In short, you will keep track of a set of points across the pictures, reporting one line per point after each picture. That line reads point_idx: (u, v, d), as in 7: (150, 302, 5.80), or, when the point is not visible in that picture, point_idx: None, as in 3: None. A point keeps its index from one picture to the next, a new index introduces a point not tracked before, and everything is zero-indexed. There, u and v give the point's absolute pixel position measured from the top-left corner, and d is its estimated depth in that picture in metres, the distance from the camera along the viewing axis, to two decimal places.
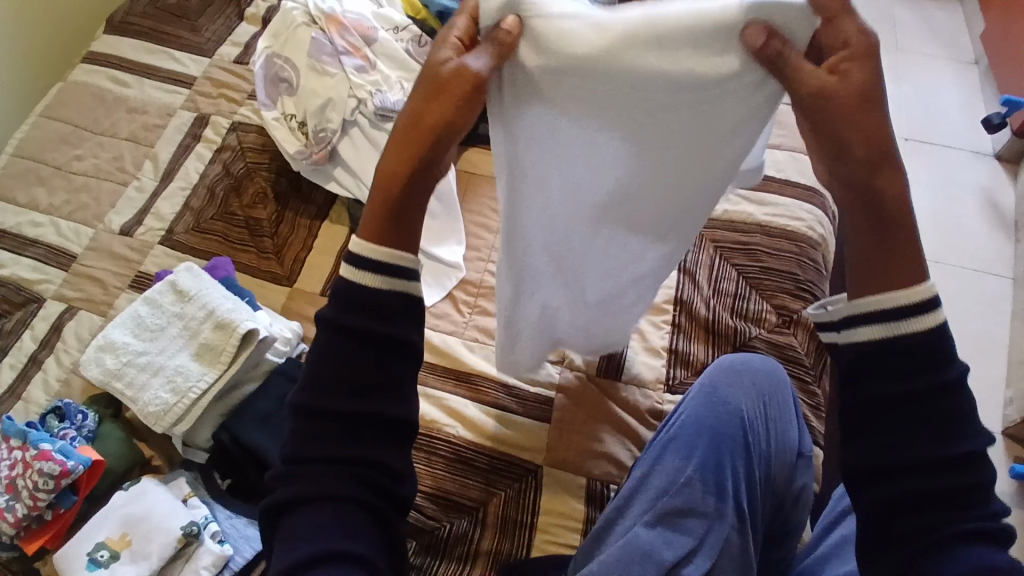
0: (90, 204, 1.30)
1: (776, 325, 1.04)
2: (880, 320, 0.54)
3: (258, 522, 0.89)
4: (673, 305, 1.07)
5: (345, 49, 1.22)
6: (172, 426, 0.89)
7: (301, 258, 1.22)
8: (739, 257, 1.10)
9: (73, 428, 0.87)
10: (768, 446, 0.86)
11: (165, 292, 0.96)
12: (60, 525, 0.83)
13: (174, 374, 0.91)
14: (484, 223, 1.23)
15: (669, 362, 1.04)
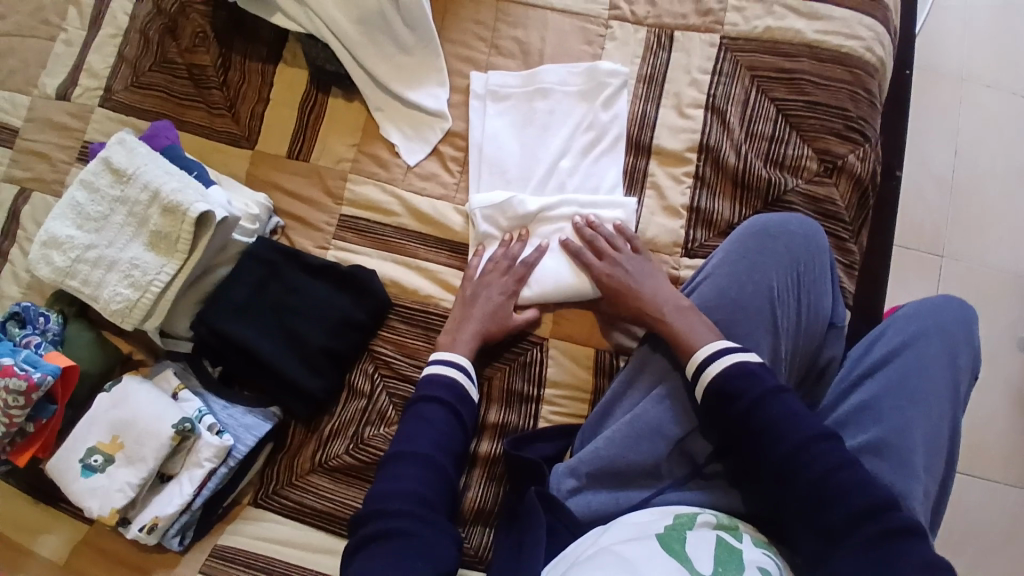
0: (19, 69, 1.12)
1: (817, 174, 0.89)
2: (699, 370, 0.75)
3: (258, 412, 0.87)
4: (696, 153, 0.91)
5: None
6: (143, 321, 0.81)
7: (258, 115, 1.04)
8: (780, 90, 0.92)
9: (36, 334, 0.82)
10: (798, 319, 0.78)
11: (100, 172, 0.83)
12: (46, 435, 0.81)
13: (130, 268, 0.81)
14: (470, 56, 1.02)
15: (690, 222, 0.90)
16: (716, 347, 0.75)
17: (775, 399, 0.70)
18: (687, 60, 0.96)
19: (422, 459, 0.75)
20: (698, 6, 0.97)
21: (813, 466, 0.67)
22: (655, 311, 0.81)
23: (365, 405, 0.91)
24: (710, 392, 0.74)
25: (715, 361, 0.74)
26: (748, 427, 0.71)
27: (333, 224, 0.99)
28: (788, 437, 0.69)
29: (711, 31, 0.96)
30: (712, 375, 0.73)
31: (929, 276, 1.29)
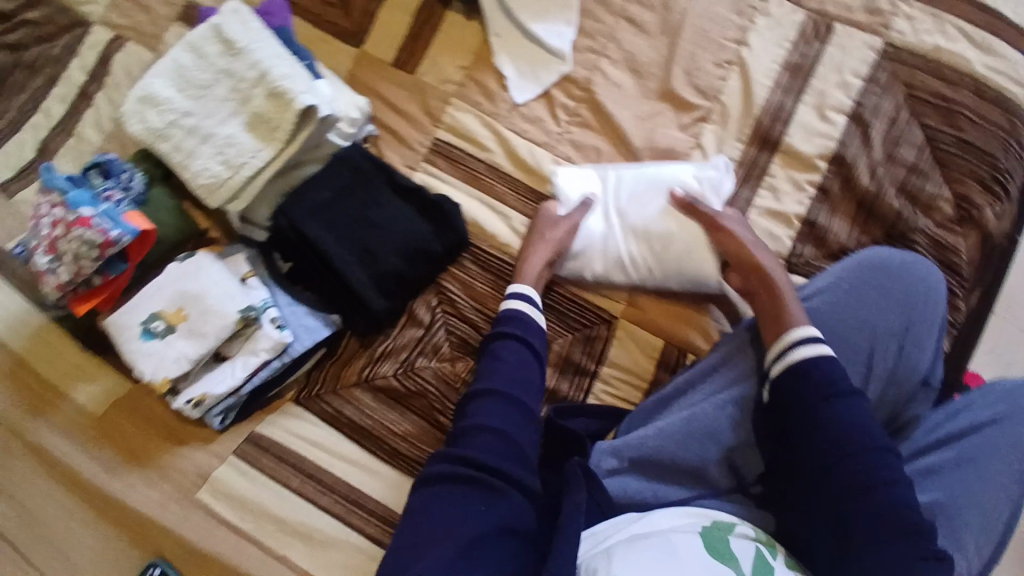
0: None
1: (948, 218, 0.83)
2: (780, 351, 0.73)
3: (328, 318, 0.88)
4: (828, 163, 0.85)
5: None
6: (226, 201, 0.79)
7: (371, 13, 0.99)
8: (932, 118, 0.85)
9: (119, 190, 0.80)
10: (893, 367, 0.73)
11: (211, 40, 0.80)
12: (110, 291, 0.81)
13: (224, 144, 0.78)
14: (608, 1, 0.94)
15: (800, 235, 0.84)
16: (805, 329, 0.73)
17: (840, 402, 0.69)
18: (842, 58, 0.87)
19: (502, 398, 0.76)
20: (867, 3, 0.89)
21: (866, 472, 0.67)
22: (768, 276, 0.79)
23: (421, 335, 0.92)
24: (783, 376, 0.73)
25: (823, 344, 0.72)
26: (806, 425, 0.70)
27: (426, 146, 0.96)
28: (849, 437, 0.68)
29: (875, 33, 0.88)
30: (799, 356, 0.72)
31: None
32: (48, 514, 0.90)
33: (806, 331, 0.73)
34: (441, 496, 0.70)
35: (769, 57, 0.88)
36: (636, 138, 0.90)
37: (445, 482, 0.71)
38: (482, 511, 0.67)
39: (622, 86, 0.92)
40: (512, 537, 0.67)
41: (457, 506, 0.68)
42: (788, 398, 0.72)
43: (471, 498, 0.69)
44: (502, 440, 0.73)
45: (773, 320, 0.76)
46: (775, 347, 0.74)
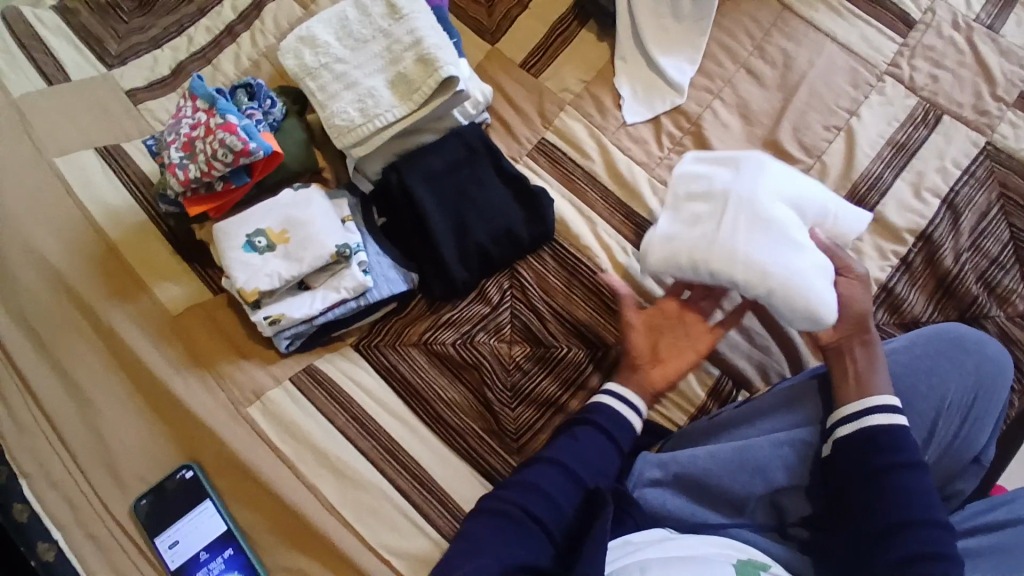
0: None
1: (1021, 316, 0.85)
2: (848, 416, 0.75)
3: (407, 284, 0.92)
4: (914, 238, 0.87)
5: None
6: (352, 145, 0.86)
7: (511, 17, 1.07)
8: (1021, 219, 0.88)
9: (260, 112, 0.88)
10: (951, 439, 0.76)
11: (378, 3, 0.87)
12: (227, 199, 0.88)
13: (366, 95, 0.85)
14: (731, 49, 1.00)
15: (876, 300, 0.86)
16: (883, 399, 0.74)
17: (903, 472, 0.70)
18: (945, 146, 0.91)
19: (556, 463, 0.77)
20: (978, 102, 0.93)
21: (919, 543, 0.67)
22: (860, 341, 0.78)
23: (485, 313, 0.95)
24: (849, 438, 0.74)
25: (901, 415, 0.74)
26: (867, 485, 0.71)
27: (532, 142, 1.02)
28: (906, 507, 0.69)
29: (980, 131, 0.92)
30: (867, 424, 0.73)
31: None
32: (98, 398, 0.89)
33: (887, 402, 0.74)
34: (471, 529, 0.72)
35: (876, 131, 0.93)
36: None
37: (480, 516, 0.73)
38: (501, 551, 0.68)
39: (729, 127, 0.97)
40: (520, 570, 0.67)
41: (481, 539, 0.70)
42: (849, 455, 0.73)
43: (496, 536, 0.70)
44: (548, 493, 0.74)
45: (854, 383, 0.76)
46: (850, 408, 0.75)
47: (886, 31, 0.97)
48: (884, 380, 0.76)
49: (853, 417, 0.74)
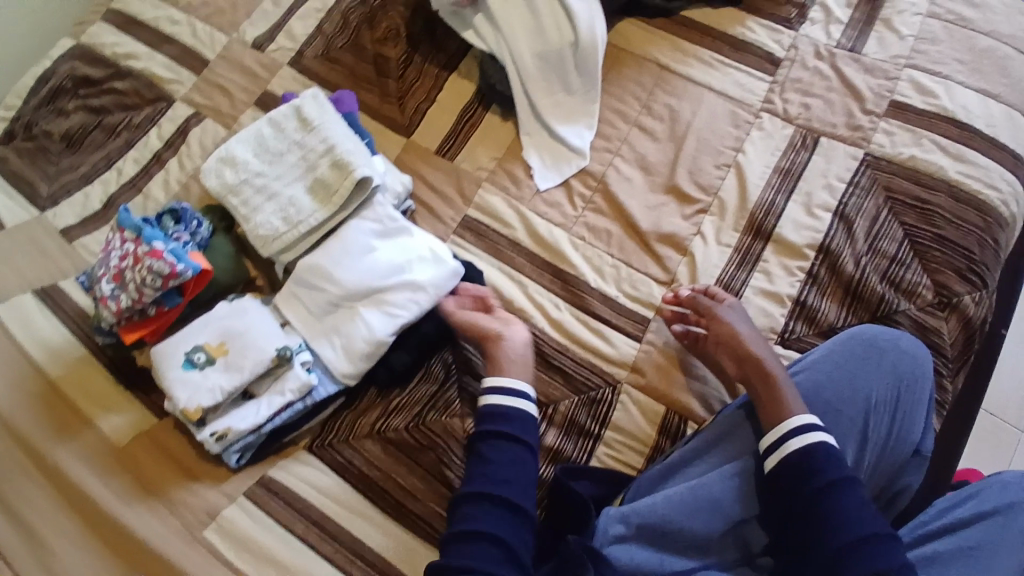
0: (227, 11, 1.34)
1: (930, 304, 0.90)
2: (776, 441, 0.77)
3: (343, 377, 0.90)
4: (815, 252, 0.94)
5: None
6: (278, 253, 0.91)
7: (422, 110, 1.16)
8: (911, 217, 0.94)
9: (187, 233, 0.91)
10: (886, 437, 0.80)
11: (290, 117, 0.94)
12: (160, 321, 0.90)
13: (287, 204, 0.91)
14: (622, 111, 1.10)
15: (792, 314, 0.92)
16: (795, 421, 0.77)
17: (841, 490, 0.72)
18: (827, 165, 0.99)
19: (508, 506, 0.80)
20: (850, 120, 1.01)
21: (872, 562, 0.68)
22: (762, 374, 0.83)
23: (434, 390, 0.96)
24: (787, 465, 0.76)
25: (819, 431, 0.76)
26: (814, 511, 0.72)
27: (456, 220, 1.08)
28: (854, 525, 0.70)
29: (857, 145, 0.99)
30: (790, 450, 0.76)
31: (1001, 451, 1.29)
32: (49, 540, 0.86)
33: (792, 426, 0.77)
34: None
35: (762, 162, 1.01)
36: (644, 223, 1.02)
37: None
38: None
39: (632, 180, 1.05)
40: None
41: None
42: (792, 482, 0.75)
43: None
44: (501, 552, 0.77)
45: (771, 402, 0.80)
46: (772, 436, 0.78)
47: (755, 71, 1.07)
48: (793, 405, 0.79)
49: (785, 446, 0.76)
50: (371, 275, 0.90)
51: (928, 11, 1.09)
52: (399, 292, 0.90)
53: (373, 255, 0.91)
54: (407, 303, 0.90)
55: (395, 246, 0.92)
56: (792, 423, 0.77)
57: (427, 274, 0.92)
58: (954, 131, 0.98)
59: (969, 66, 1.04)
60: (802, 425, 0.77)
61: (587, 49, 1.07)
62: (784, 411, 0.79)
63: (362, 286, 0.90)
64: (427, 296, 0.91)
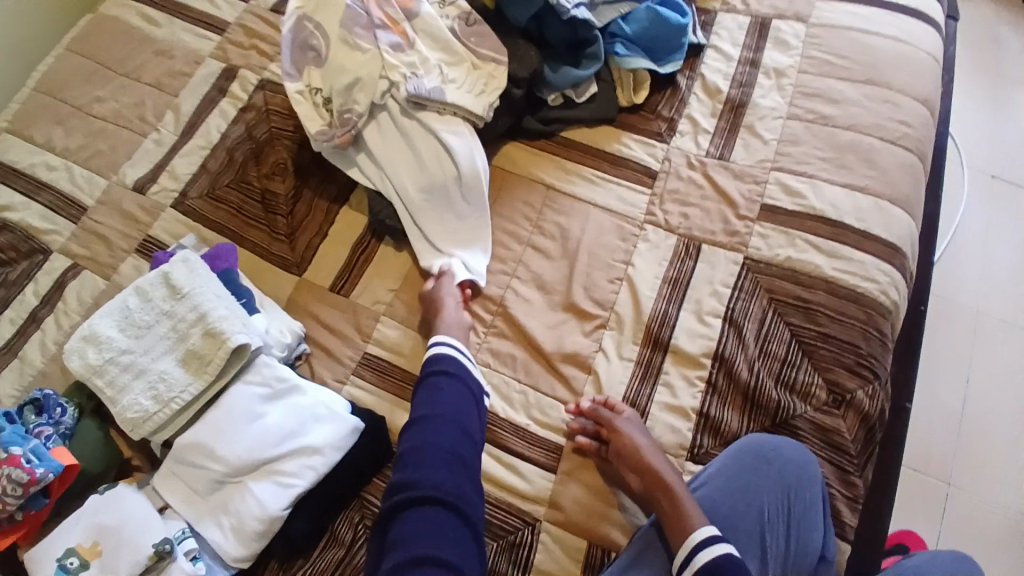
0: (104, 151, 1.29)
1: (826, 403, 0.93)
2: (687, 557, 0.84)
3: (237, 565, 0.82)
4: (711, 359, 0.96)
5: (381, 22, 1.10)
6: (152, 433, 0.86)
7: (313, 247, 1.14)
8: (796, 317, 0.98)
9: (50, 426, 0.85)
10: (786, 549, 0.90)
11: (158, 285, 0.90)
12: (30, 523, 0.82)
13: (156, 381, 0.86)
14: (514, 232, 1.11)
15: (698, 427, 0.93)
16: (700, 534, 0.84)
17: None
18: (711, 272, 1.02)
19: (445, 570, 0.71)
20: (726, 227, 1.06)
21: None
22: (665, 489, 0.87)
23: (342, 557, 0.89)
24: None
25: (722, 542, 0.84)
26: None
27: (356, 359, 1.04)
28: None
29: (736, 250, 1.04)
30: (698, 565, 0.83)
31: (926, 506, 1.32)
32: None
33: (698, 539, 0.84)
34: None
35: (651, 273, 1.04)
36: (547, 345, 1.01)
37: None
38: None
39: (531, 301, 1.05)
40: None
41: None
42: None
43: None
44: None
45: (676, 518, 0.85)
46: (682, 553, 0.84)
47: (634, 185, 1.12)
48: (695, 517, 0.86)
49: (699, 560, 0.83)
50: (260, 446, 0.84)
51: (787, 113, 1.15)
52: (295, 459, 0.84)
53: (262, 421, 0.86)
54: (305, 470, 0.84)
55: (286, 408, 0.87)
56: (697, 535, 0.84)
57: (322, 435, 0.86)
58: (824, 229, 1.03)
59: (831, 162, 1.09)
60: (706, 539, 0.84)
61: (472, 183, 1.09)
62: (690, 525, 0.85)
63: (251, 459, 0.84)
64: (324, 459, 0.85)
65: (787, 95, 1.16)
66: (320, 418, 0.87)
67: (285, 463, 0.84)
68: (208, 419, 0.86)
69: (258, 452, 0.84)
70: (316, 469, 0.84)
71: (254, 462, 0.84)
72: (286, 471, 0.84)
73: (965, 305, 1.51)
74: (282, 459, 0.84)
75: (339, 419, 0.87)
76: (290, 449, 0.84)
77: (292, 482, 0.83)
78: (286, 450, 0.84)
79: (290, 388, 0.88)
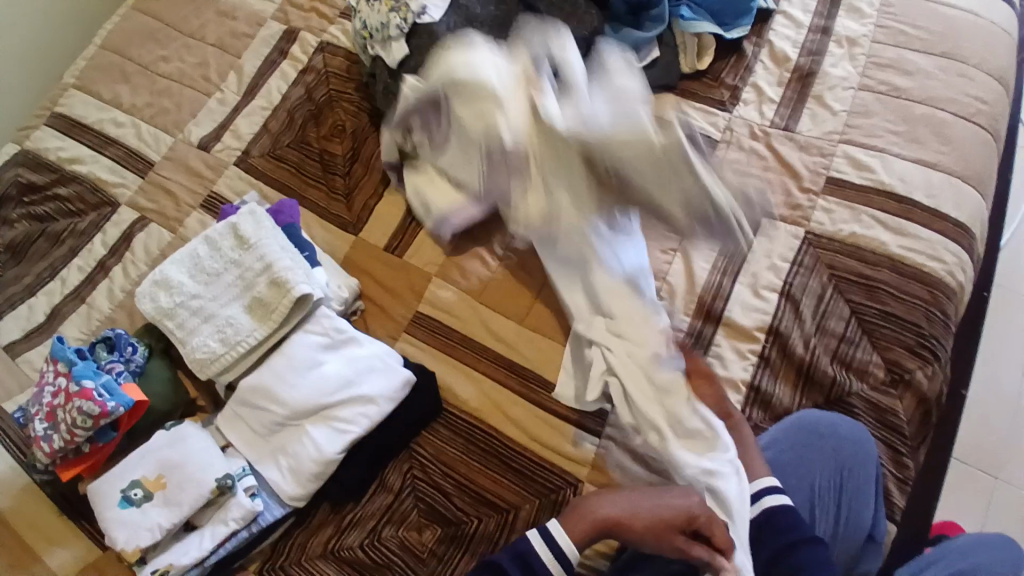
0: (169, 109, 1.34)
1: (883, 383, 0.90)
2: (754, 498, 0.83)
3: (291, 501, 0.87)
4: (765, 333, 0.94)
5: None
6: (218, 374, 0.90)
7: (369, 207, 1.16)
8: (856, 294, 0.95)
9: (121, 363, 0.90)
10: (836, 524, 0.88)
11: (226, 235, 0.94)
12: (97, 457, 0.88)
13: (224, 324, 0.91)
14: None
15: (747, 400, 0.91)
16: (768, 477, 0.84)
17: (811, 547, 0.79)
18: (770, 246, 1.00)
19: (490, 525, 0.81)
20: (787, 200, 1.03)
21: None
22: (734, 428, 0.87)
23: (389, 502, 0.93)
24: (760, 524, 0.82)
25: (783, 494, 0.83)
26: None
27: (408, 318, 1.06)
28: None
29: (796, 224, 1.01)
30: (766, 506, 0.82)
31: (978, 498, 1.28)
32: None
33: (767, 480, 0.83)
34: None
35: None
36: None
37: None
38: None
39: None
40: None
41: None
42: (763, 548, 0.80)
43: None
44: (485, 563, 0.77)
45: (731, 477, 0.84)
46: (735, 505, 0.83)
47: (693, 155, 1.09)
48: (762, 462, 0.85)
49: (767, 500, 0.82)
50: (318, 393, 0.88)
51: (859, 83, 1.09)
52: (351, 407, 0.88)
53: (320, 369, 0.89)
54: (360, 418, 0.87)
55: (343, 358, 0.90)
56: (766, 477, 0.84)
57: (377, 386, 0.89)
58: (891, 204, 0.99)
59: (903, 136, 1.04)
60: (773, 483, 0.84)
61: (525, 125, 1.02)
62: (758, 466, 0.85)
63: (310, 404, 0.87)
64: (379, 409, 0.88)
65: (858, 65, 1.11)
66: (375, 370, 0.90)
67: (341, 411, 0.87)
68: (271, 361, 0.90)
69: (316, 397, 0.87)
70: (370, 418, 0.88)
71: (312, 407, 0.87)
72: (342, 418, 0.87)
73: None
74: (339, 405, 0.88)
75: (394, 372, 0.90)
76: (346, 397, 0.88)
77: (346, 428, 0.87)
78: (343, 398, 0.88)
79: (349, 338, 0.91)
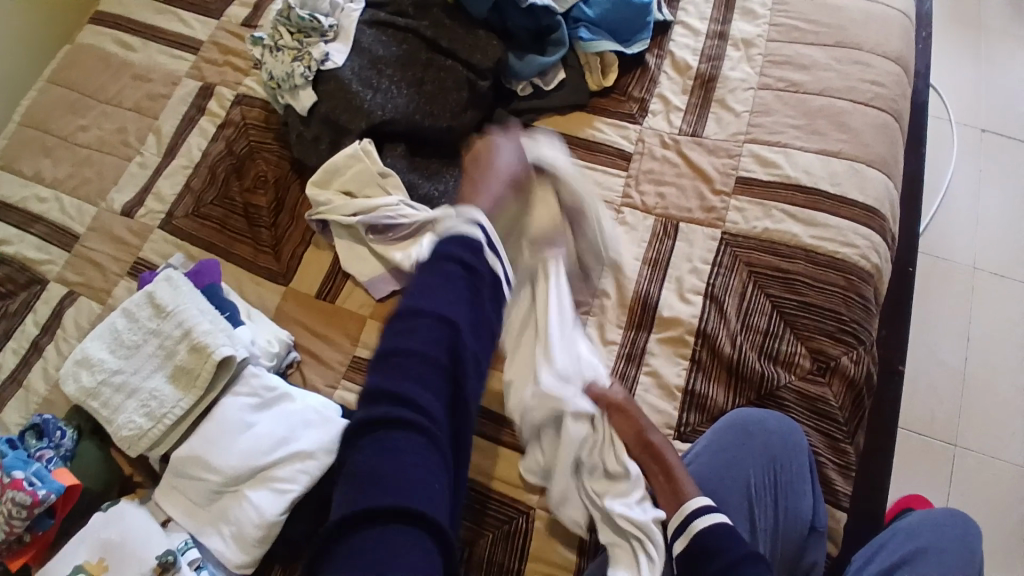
0: (91, 179, 1.32)
1: (810, 371, 0.93)
2: (682, 523, 0.82)
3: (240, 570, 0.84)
4: (693, 336, 0.96)
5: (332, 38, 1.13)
6: (148, 449, 0.89)
7: (298, 255, 1.15)
8: (776, 288, 0.97)
9: (50, 449, 0.88)
10: (776, 522, 0.89)
11: (143, 305, 0.95)
12: (38, 547, 0.85)
13: (148, 398, 0.91)
14: None
15: (683, 405, 0.94)
16: (696, 500, 0.83)
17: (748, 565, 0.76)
18: (689, 249, 1.02)
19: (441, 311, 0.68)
20: (703, 203, 1.06)
21: None
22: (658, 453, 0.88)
23: None
24: (693, 546, 0.80)
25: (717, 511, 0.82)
26: None
27: (346, 364, 1.05)
28: None
29: (713, 226, 1.03)
30: (696, 530, 0.80)
31: (932, 466, 1.32)
32: None
33: (694, 505, 0.82)
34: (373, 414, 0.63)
35: (630, 254, 1.03)
36: None
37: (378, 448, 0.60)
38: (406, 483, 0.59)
39: None
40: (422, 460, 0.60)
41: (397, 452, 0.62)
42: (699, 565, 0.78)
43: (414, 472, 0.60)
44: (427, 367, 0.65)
45: (669, 489, 0.86)
46: (676, 521, 0.83)
47: (610, 170, 1.11)
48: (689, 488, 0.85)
49: (698, 522, 0.81)
50: (253, 454, 0.86)
51: (759, 83, 1.14)
52: (287, 464, 0.86)
53: (253, 431, 0.88)
54: (297, 475, 0.85)
55: (276, 414, 0.89)
56: (693, 501, 0.83)
57: (313, 440, 0.87)
58: (798, 197, 1.03)
59: (805, 129, 1.08)
60: (702, 505, 0.82)
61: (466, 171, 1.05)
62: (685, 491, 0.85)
63: (246, 467, 0.86)
64: (317, 462, 0.86)
65: (756, 65, 1.16)
66: (308, 423, 0.89)
67: (276, 471, 0.86)
68: (203, 431, 0.89)
69: (251, 459, 0.86)
70: (308, 473, 0.86)
71: (247, 471, 0.85)
72: (278, 477, 0.85)
73: (958, 262, 1.49)
74: (275, 464, 0.86)
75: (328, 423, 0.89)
76: (281, 455, 0.86)
77: (281, 487, 0.85)
78: (278, 456, 0.86)
79: (281, 394, 0.91)
